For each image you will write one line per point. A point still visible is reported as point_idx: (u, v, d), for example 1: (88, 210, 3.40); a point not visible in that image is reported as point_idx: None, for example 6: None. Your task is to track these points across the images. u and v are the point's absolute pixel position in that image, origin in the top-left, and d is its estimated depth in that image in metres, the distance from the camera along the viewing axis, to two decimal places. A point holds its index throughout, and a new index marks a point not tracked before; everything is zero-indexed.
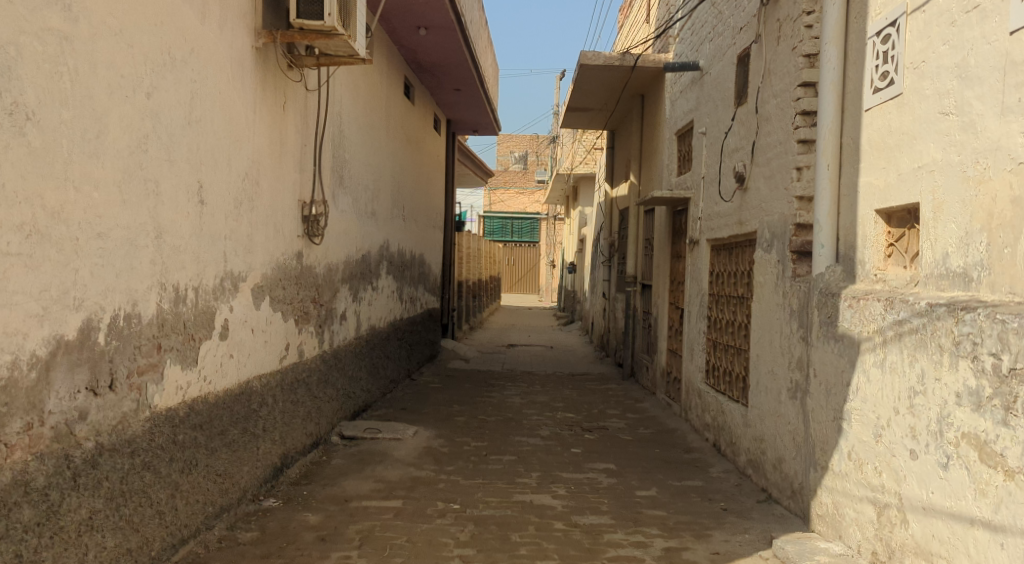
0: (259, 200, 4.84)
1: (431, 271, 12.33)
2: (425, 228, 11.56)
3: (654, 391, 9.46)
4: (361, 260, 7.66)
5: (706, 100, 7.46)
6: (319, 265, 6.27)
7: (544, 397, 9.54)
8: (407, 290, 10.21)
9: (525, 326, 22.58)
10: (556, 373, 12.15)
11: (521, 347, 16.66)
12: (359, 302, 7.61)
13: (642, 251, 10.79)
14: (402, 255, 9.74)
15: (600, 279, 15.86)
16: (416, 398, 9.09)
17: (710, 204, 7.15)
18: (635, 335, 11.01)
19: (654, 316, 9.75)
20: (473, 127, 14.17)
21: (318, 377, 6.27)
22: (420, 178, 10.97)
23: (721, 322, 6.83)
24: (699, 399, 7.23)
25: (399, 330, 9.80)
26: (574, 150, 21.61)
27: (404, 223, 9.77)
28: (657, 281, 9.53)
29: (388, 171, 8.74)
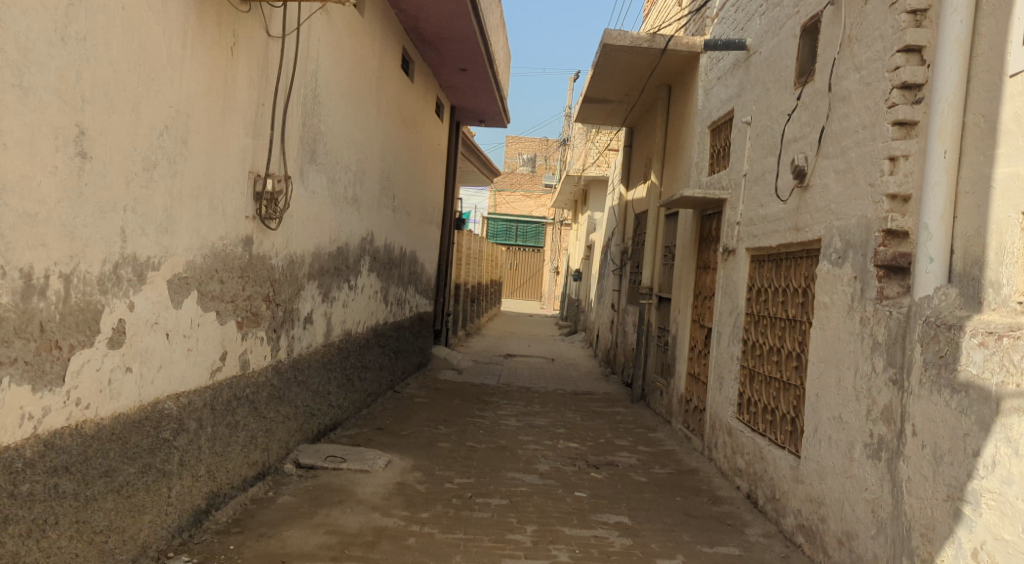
0: (187, 164, 3.69)
1: (424, 271, 11.17)
2: (420, 224, 10.42)
3: (670, 420, 8.32)
4: (336, 253, 6.52)
5: (752, 84, 6.31)
6: (279, 255, 5.14)
7: (543, 421, 8.39)
8: (394, 292, 9.09)
9: (525, 334, 21.48)
10: (557, 391, 11.00)
11: (521, 358, 15.52)
12: (331, 302, 6.47)
13: (661, 260, 9.65)
14: (390, 251, 8.62)
15: (609, 288, 14.73)
16: (397, 416, 7.97)
17: (754, 207, 6.00)
18: (648, 354, 9.86)
19: (673, 334, 8.60)
20: (478, 117, 13.06)
21: (269, 393, 5.15)
22: (416, 167, 9.82)
23: (761, 348, 5.69)
24: (729, 437, 6.08)
25: (382, 336, 8.68)
26: (585, 151, 20.55)
27: (394, 215, 8.65)
28: (679, 294, 8.38)
29: (376, 154, 7.60)
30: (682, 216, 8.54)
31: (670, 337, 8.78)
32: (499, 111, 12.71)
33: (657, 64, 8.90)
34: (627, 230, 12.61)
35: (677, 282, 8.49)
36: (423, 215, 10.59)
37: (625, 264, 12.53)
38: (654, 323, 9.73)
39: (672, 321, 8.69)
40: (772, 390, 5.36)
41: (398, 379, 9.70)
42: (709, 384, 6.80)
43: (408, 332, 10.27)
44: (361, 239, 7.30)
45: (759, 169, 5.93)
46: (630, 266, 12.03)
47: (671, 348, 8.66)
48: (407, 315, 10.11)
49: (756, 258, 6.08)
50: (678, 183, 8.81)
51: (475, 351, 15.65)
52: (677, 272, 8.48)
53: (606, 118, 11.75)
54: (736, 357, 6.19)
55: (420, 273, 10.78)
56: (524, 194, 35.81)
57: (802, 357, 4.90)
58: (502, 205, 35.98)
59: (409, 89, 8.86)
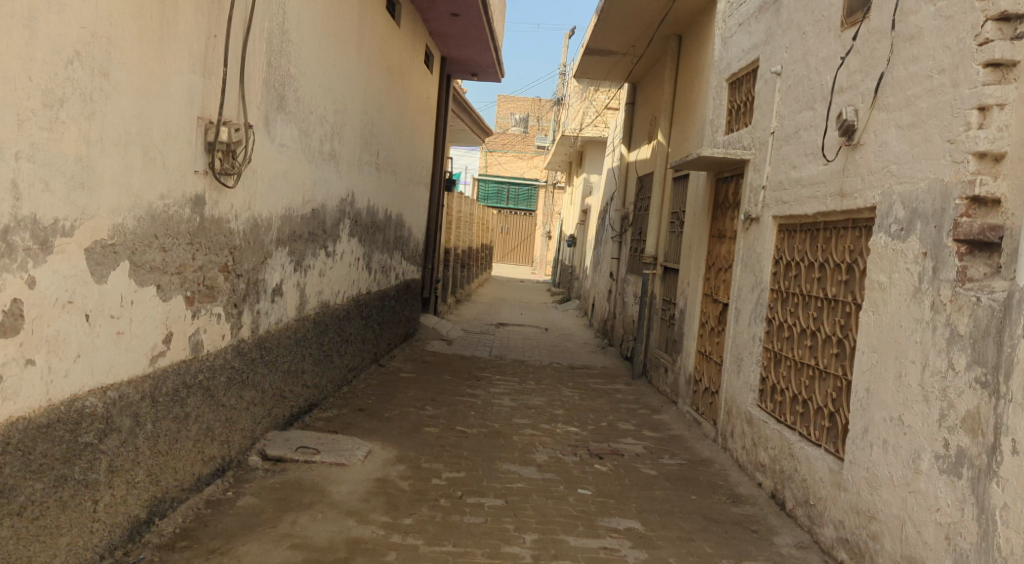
0: (107, 102, 3.02)
1: (412, 235, 10.46)
2: (407, 185, 9.69)
3: (676, 401, 7.71)
4: (310, 215, 5.81)
5: (783, 29, 5.59)
6: (241, 218, 4.44)
7: (540, 401, 7.75)
8: (378, 258, 8.40)
9: (516, 301, 20.82)
10: (552, 365, 10.37)
11: (514, 327, 14.86)
12: (305, 271, 5.77)
13: (668, 225, 9.03)
14: (373, 214, 7.91)
15: (607, 256, 14.05)
16: (380, 395, 7.31)
17: (784, 169, 5.31)
18: (651, 329, 9.21)
19: (681, 308, 7.95)
20: (471, 69, 12.32)
21: (229, 378, 4.46)
22: (403, 123, 9.09)
23: (788, 329, 5.03)
24: (749, 427, 5.44)
25: (365, 307, 7.99)
26: (581, 111, 19.84)
27: (378, 174, 7.93)
28: (691, 264, 7.71)
29: (358, 104, 6.87)
30: (696, 178, 7.86)
31: (677, 311, 8.12)
32: (493, 63, 11.93)
33: (670, 8, 8.23)
34: (629, 194, 11.89)
35: (689, 251, 7.81)
36: (411, 174, 9.86)
37: (627, 231, 11.84)
38: (659, 295, 9.06)
39: (681, 293, 8.02)
40: (802, 379, 4.72)
41: (382, 353, 9.03)
42: (724, 365, 6.15)
43: (393, 301, 9.58)
44: (341, 200, 6.58)
45: (792, 125, 5.24)
46: (633, 233, 11.34)
47: (679, 323, 8.00)
48: (392, 283, 9.42)
49: (785, 227, 5.40)
50: (692, 142, 8.12)
51: (465, 320, 14.97)
52: (690, 240, 7.81)
53: (610, 71, 11.04)
54: (758, 338, 5.53)
55: (407, 237, 10.07)
56: (516, 156, 34.98)
57: (846, 343, 4.24)
58: (493, 167, 35.15)
59: (394, 35, 8.10)
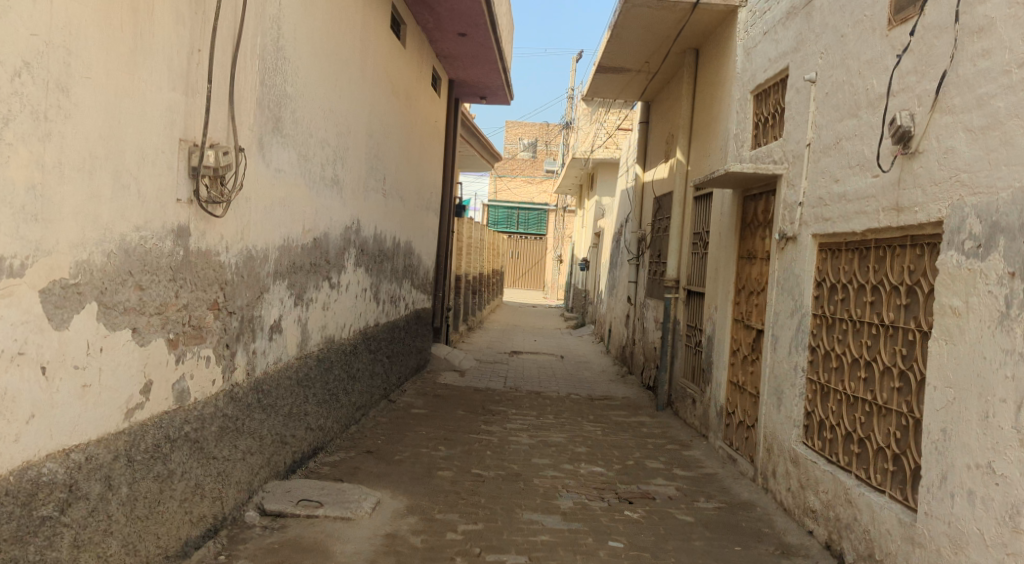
0: (69, 121, 2.65)
1: (421, 263, 10.06)
2: (416, 211, 9.32)
3: (706, 435, 7.35)
4: (313, 246, 5.42)
5: (817, 33, 5.18)
6: (232, 250, 4.02)
7: (561, 438, 7.30)
8: (387, 288, 7.99)
9: (529, 327, 20.40)
10: (571, 397, 9.91)
11: (529, 355, 14.42)
12: (307, 306, 5.37)
13: (691, 249, 8.76)
14: (381, 242, 7.52)
15: (623, 280, 13.62)
16: (390, 435, 6.88)
17: (825, 183, 4.88)
18: (680, 358, 8.83)
19: (711, 335, 7.53)
20: (479, 93, 11.98)
21: (220, 426, 4.02)
22: (410, 147, 8.74)
23: (835, 359, 4.56)
24: (795, 469, 4.98)
25: (373, 340, 7.58)
26: (592, 133, 19.54)
27: (385, 200, 7.54)
28: (720, 287, 7.29)
29: (362, 126, 6.50)
30: (721, 197, 7.45)
31: (707, 337, 7.69)
32: (501, 85, 11.61)
33: (688, 19, 7.86)
34: (648, 215, 11.50)
35: (717, 273, 7.39)
36: (419, 199, 9.50)
37: (646, 253, 11.46)
38: (688, 322, 8.71)
39: (709, 318, 7.61)
40: (855, 415, 4.25)
41: (393, 387, 8.62)
42: (761, 397, 5.71)
43: (403, 333, 9.17)
44: (345, 228, 6.18)
45: (832, 135, 4.81)
46: (653, 256, 10.94)
47: (708, 350, 7.58)
48: (401, 313, 9.02)
49: (826, 246, 4.96)
50: (717, 159, 7.72)
51: (478, 348, 14.56)
52: (718, 261, 7.39)
53: (623, 87, 10.66)
54: (801, 367, 5.07)
55: (416, 265, 9.68)
56: (525, 181, 34.72)
57: (911, 374, 3.76)
58: (502, 192, 34.88)
59: (399, 55, 7.74)
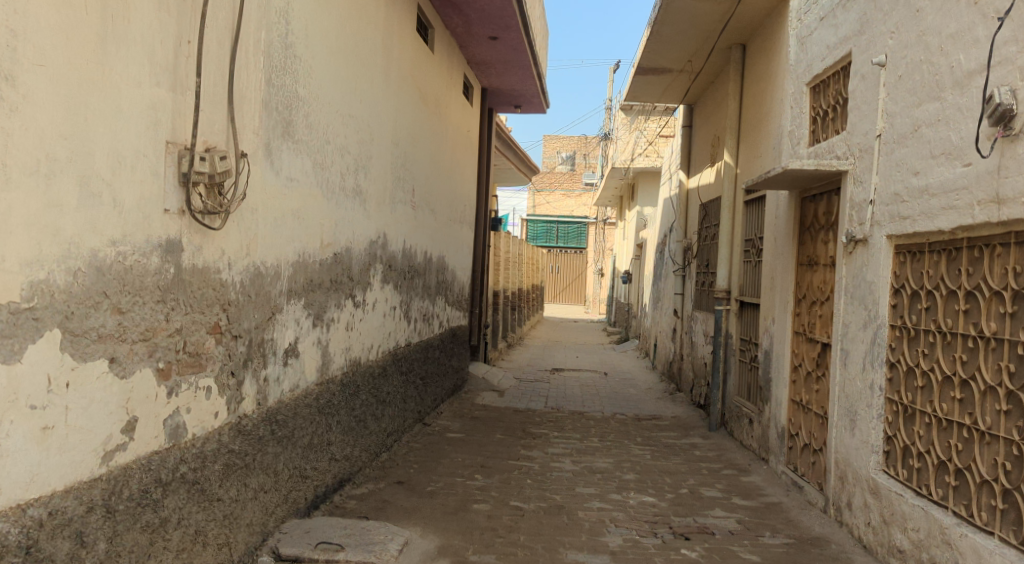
0: (15, 116, 2.30)
1: (456, 279, 9.67)
2: (449, 224, 8.92)
3: (767, 459, 6.84)
4: (334, 261, 5.03)
5: (884, 12, 4.69)
6: (236, 267, 3.61)
7: (607, 464, 6.81)
8: (419, 306, 7.60)
9: (571, 343, 19.92)
10: (616, 417, 9.43)
11: (570, 372, 13.95)
12: (328, 327, 4.97)
13: (743, 257, 8.29)
14: (412, 256, 7.13)
15: (667, 292, 13.12)
16: (425, 463, 6.46)
17: (903, 177, 4.36)
18: (735, 374, 8.32)
19: (769, 350, 7.06)
20: (514, 102, 11.64)
21: (226, 463, 3.58)
22: (442, 158, 8.36)
23: (919, 376, 4.12)
24: (879, 500, 4.48)
25: (405, 362, 7.17)
26: (632, 142, 19.11)
27: (415, 213, 7.15)
28: (778, 297, 6.81)
29: (388, 133, 6.12)
30: (776, 199, 6.96)
31: (763, 352, 7.21)
32: (537, 93, 11.20)
33: (733, 12, 7.38)
34: (693, 223, 11.01)
35: (774, 281, 6.91)
36: (453, 212, 9.11)
37: (694, 264, 10.95)
38: (741, 336, 8.23)
39: (766, 332, 7.13)
40: (950, 441, 3.84)
41: (427, 410, 8.20)
42: (832, 418, 5.22)
43: (437, 353, 8.77)
44: (371, 243, 5.80)
45: (909, 123, 4.29)
46: (700, 266, 10.44)
47: (766, 365, 7.08)
48: (435, 332, 8.62)
49: (904, 248, 4.49)
50: (771, 159, 7.22)
51: (519, 366, 14.12)
52: (775, 268, 6.91)
53: (665, 86, 10.17)
54: (878, 386, 4.61)
55: (451, 282, 9.28)
56: (564, 194, 34.31)
57: None
58: (541, 206, 34.50)
59: (427, 60, 7.35)
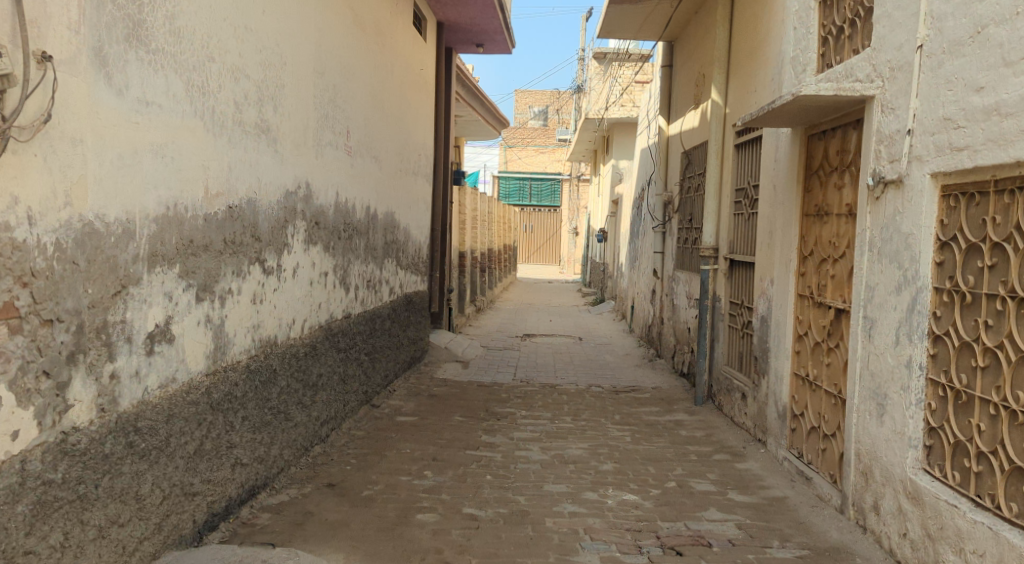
0: None
1: (411, 239, 8.65)
2: (399, 174, 7.91)
3: (764, 441, 5.91)
4: (231, 215, 3.99)
5: None
6: (43, 222, 2.61)
7: (580, 452, 5.86)
8: (360, 270, 6.60)
9: (544, 305, 18.92)
10: (591, 390, 8.48)
11: (542, 337, 12.97)
12: (224, 300, 3.94)
13: (732, 206, 7.38)
14: (348, 211, 6.13)
15: (646, 251, 12.17)
16: (364, 457, 5.47)
17: (960, 95, 3.49)
18: (724, 342, 7.39)
19: (764, 315, 6.15)
20: (477, 39, 10.71)
21: (39, 499, 2.61)
22: (388, 99, 7.33)
23: (980, 354, 3.34)
24: (923, 509, 3.56)
25: (345, 335, 6.16)
26: (607, 92, 18.11)
27: (351, 160, 6.16)
28: (777, 253, 5.90)
29: (309, 61, 5.09)
30: (776, 138, 6.01)
31: (757, 318, 6.31)
32: (500, 28, 10.22)
33: None
34: (674, 174, 10.06)
35: (773, 234, 6.00)
36: (403, 161, 8.08)
37: (675, 219, 10.00)
38: (730, 299, 7.33)
39: (761, 294, 6.22)
40: None
41: (375, 390, 7.20)
42: (850, 400, 4.32)
43: (388, 321, 7.75)
44: (286, 195, 4.77)
45: (968, 24, 3.47)
46: (683, 221, 9.49)
47: (761, 333, 6.18)
48: (384, 300, 7.61)
49: (958, 189, 3.56)
50: (770, 91, 6.29)
51: (486, 332, 13.13)
52: (774, 219, 5.99)
53: (652, 10, 9.20)
54: (919, 364, 3.69)
55: (404, 240, 8.26)
56: (536, 150, 33.20)
57: None
58: (513, 163, 33.38)
59: None
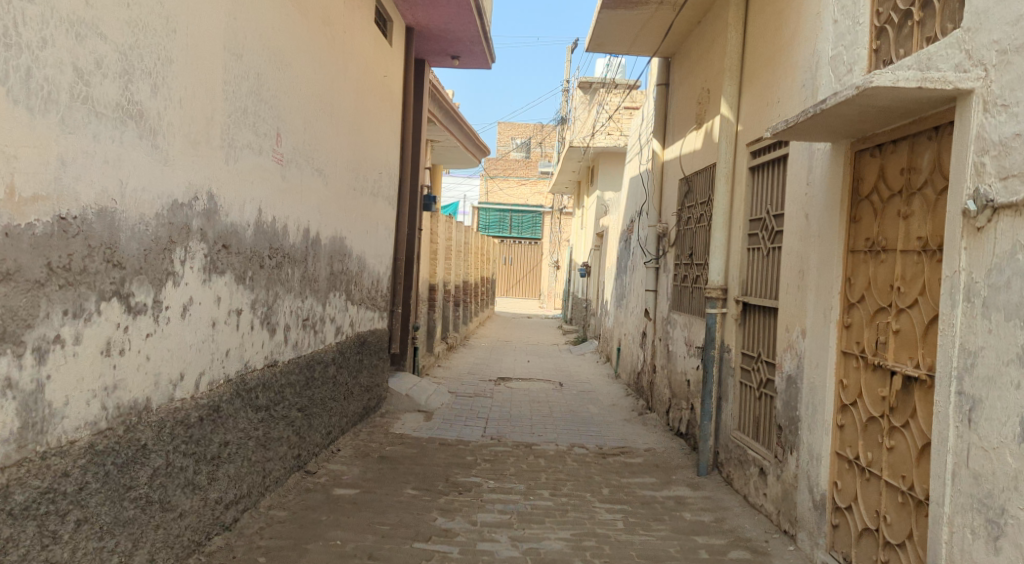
0: None
1: (366, 270, 7.43)
2: (349, 194, 6.69)
3: (794, 536, 4.73)
4: (63, 230, 2.78)
5: None
6: None
7: (561, 546, 4.63)
8: (293, 307, 5.37)
9: (522, 343, 17.70)
10: (574, 452, 7.26)
11: (520, 382, 11.74)
12: (44, 355, 2.74)
13: (745, 241, 6.24)
14: (274, 233, 4.91)
15: (635, 290, 11.03)
16: (280, 554, 4.20)
17: None
18: (734, 402, 6.21)
19: (791, 374, 4.98)
20: (453, 51, 9.63)
21: None
22: (337, 103, 6.12)
23: None
24: None
25: (267, 389, 4.91)
26: (593, 119, 17.09)
27: (282, 170, 4.97)
28: (810, 298, 4.74)
29: (217, 35, 3.90)
30: (807, 155, 4.89)
31: (781, 377, 5.14)
32: (476, 37, 9.13)
33: None
34: (670, 203, 8.91)
35: (804, 273, 4.84)
36: (356, 179, 6.87)
37: (671, 255, 8.85)
38: (742, 350, 6.16)
39: (787, 349, 5.05)
40: None
41: (310, 453, 5.93)
42: (936, 506, 3.17)
43: (332, 367, 6.49)
44: (175, 206, 3.56)
45: None
46: (681, 257, 8.34)
47: (787, 396, 5.01)
48: (327, 344, 6.35)
49: None
50: (796, 101, 5.18)
51: (457, 375, 11.87)
52: (806, 256, 4.84)
53: (650, 16, 8.09)
54: None
55: (354, 270, 7.02)
56: (518, 181, 32.18)
57: None
58: (494, 194, 32.31)
59: None
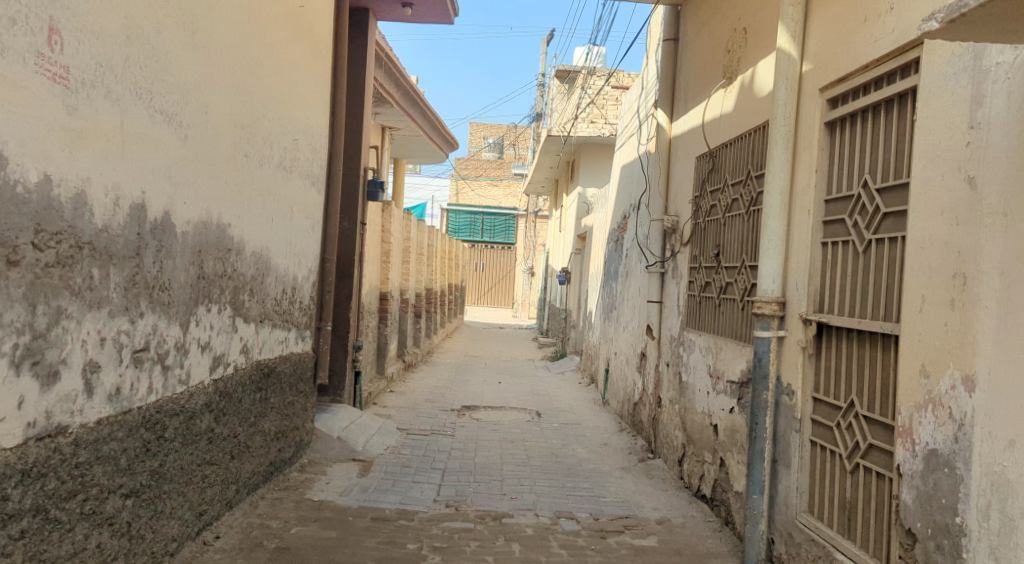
0: None
1: (269, 273, 5.35)
2: (238, 161, 4.62)
3: None
4: None
5: None
6: None
7: None
8: (108, 331, 3.29)
9: (493, 359, 15.65)
10: (561, 528, 5.21)
11: (489, 410, 9.69)
12: None
13: (814, 231, 4.24)
14: (49, 205, 2.82)
15: (630, 301, 9.04)
16: None
17: None
18: (804, 471, 4.18)
19: (937, 449, 2.97)
20: None
21: None
22: (211, 19, 4.07)
23: None
24: None
25: (31, 482, 2.84)
26: (574, 106, 15.18)
27: (68, 98, 2.91)
28: (983, 322, 2.74)
29: None
30: (969, 76, 2.90)
31: (910, 450, 3.13)
32: None
33: None
34: (684, 190, 6.91)
35: (962, 279, 2.85)
36: (250, 142, 4.79)
37: (683, 256, 6.87)
38: (815, 393, 4.16)
39: (926, 405, 3.04)
40: None
41: (154, 558, 3.82)
42: None
43: (206, 418, 4.39)
44: None
45: None
46: (700, 258, 6.35)
47: (929, 486, 2.99)
48: (197, 386, 4.25)
49: None
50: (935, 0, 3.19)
51: (411, 403, 9.77)
52: (970, 248, 2.86)
53: None
54: None
55: (247, 273, 4.93)
56: (490, 182, 30.27)
57: None
58: (464, 196, 30.27)
59: None
